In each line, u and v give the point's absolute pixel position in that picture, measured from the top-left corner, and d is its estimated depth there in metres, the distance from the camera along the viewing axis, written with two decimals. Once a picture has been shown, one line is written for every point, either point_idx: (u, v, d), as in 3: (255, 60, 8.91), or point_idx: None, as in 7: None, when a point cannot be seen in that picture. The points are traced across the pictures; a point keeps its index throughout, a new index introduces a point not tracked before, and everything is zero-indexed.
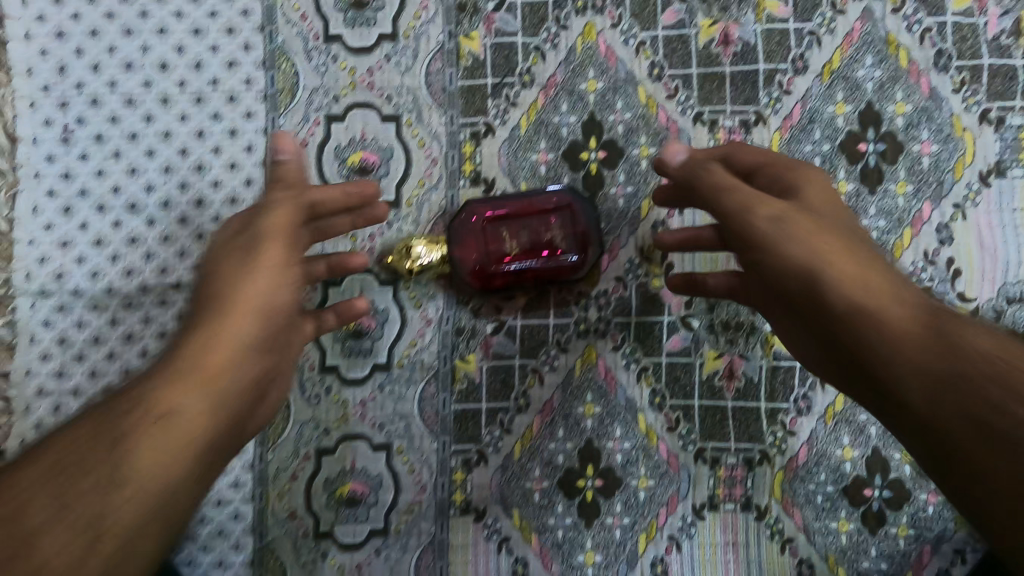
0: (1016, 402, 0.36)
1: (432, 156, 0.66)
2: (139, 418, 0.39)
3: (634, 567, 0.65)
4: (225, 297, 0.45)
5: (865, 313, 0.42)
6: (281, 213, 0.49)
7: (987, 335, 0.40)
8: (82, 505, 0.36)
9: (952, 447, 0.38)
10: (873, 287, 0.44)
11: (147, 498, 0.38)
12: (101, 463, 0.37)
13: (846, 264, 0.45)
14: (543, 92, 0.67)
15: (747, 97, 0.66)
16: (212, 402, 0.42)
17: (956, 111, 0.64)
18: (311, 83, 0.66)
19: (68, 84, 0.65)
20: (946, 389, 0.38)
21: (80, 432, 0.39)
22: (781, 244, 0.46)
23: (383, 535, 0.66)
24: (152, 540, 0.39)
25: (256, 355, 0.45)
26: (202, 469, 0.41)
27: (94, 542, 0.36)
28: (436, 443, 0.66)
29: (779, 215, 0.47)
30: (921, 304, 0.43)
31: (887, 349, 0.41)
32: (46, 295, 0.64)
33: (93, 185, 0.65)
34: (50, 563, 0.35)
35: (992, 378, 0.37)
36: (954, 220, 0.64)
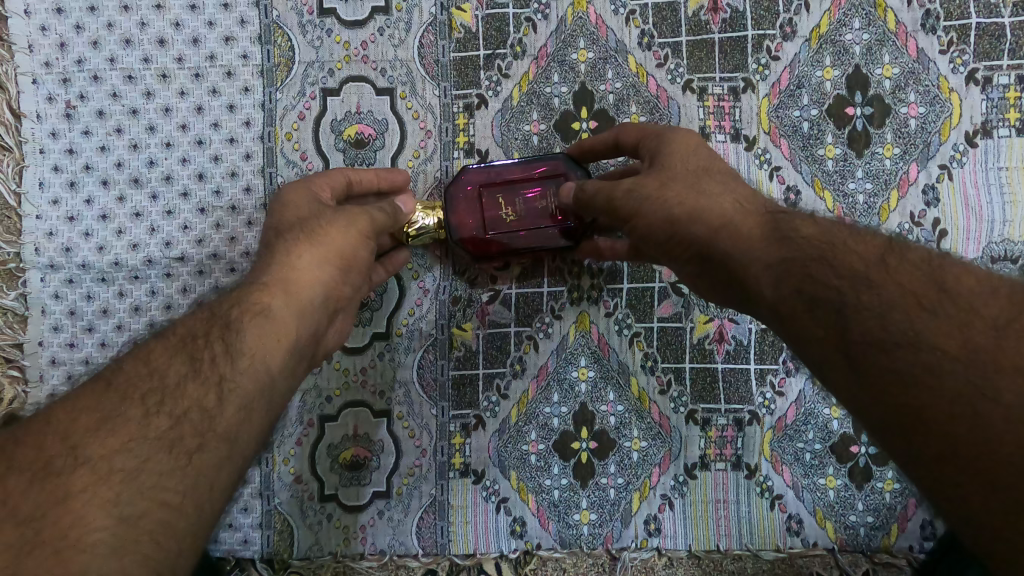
0: (840, 277, 0.41)
1: (426, 128, 0.67)
2: (251, 310, 0.47)
3: (628, 524, 0.67)
4: (321, 231, 0.53)
5: (725, 229, 0.47)
6: (379, 209, 0.57)
7: (820, 226, 0.45)
8: (214, 369, 0.44)
9: (797, 330, 0.42)
10: (722, 207, 0.48)
11: (261, 370, 0.45)
12: (227, 338, 0.45)
13: (694, 198, 0.49)
14: (535, 62, 0.67)
15: (736, 63, 0.66)
16: (305, 306, 0.50)
17: (943, 72, 0.65)
18: (306, 57, 0.67)
19: (69, 61, 0.66)
20: (788, 276, 0.43)
21: (200, 320, 0.47)
22: (643, 205, 0.50)
23: (386, 498, 0.68)
24: (261, 412, 0.45)
25: (341, 279, 0.53)
26: (296, 361, 0.49)
27: (222, 399, 0.43)
28: (435, 408, 0.68)
29: (635, 181, 0.51)
30: (769, 213, 0.48)
31: (744, 258, 0.46)
32: (56, 269, 0.66)
33: (96, 160, 0.66)
34: (190, 411, 0.42)
35: (822, 261, 0.42)
36: (940, 181, 0.65)
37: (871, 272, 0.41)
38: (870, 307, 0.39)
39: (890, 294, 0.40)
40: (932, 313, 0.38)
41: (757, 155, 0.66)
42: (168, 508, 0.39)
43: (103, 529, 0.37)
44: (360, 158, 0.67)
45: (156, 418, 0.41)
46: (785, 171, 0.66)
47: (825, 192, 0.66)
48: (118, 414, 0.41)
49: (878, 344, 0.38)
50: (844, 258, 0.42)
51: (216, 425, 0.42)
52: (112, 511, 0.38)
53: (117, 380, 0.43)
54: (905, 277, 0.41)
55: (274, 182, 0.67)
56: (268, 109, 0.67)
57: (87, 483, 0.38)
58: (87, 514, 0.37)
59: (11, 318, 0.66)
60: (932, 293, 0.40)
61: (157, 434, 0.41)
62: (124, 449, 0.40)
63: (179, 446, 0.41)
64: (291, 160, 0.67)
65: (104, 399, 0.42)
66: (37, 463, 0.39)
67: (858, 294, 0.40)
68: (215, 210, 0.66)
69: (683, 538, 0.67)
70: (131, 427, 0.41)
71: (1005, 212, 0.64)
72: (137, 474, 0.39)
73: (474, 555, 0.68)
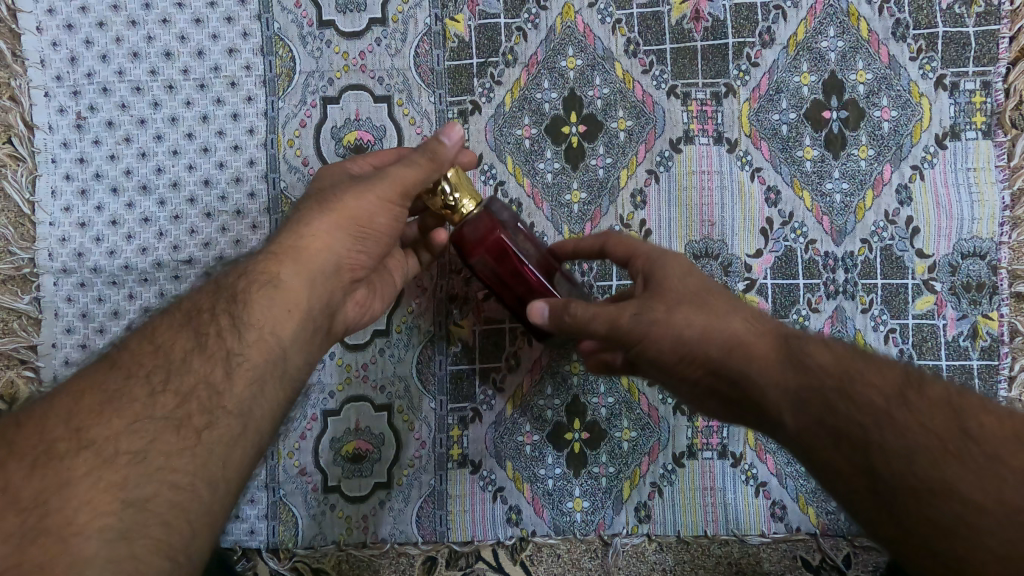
0: (862, 412, 0.43)
1: (423, 133, 0.70)
2: (261, 282, 0.50)
3: (620, 511, 0.70)
4: (333, 202, 0.54)
5: (738, 350, 0.48)
6: (412, 170, 0.53)
7: (834, 350, 0.47)
8: (221, 344, 0.47)
9: (823, 461, 0.45)
10: (733, 325, 0.49)
11: (268, 343, 0.48)
12: (234, 314, 0.48)
13: (707, 320, 0.49)
14: (526, 70, 0.70)
15: (717, 70, 0.70)
16: (315, 276, 0.52)
17: (913, 78, 0.68)
18: (307, 67, 0.70)
19: (79, 74, 0.69)
20: (810, 410, 0.45)
21: (207, 293, 0.50)
22: (650, 326, 0.50)
23: (387, 488, 0.71)
24: (272, 386, 0.48)
25: (351, 252, 0.55)
26: (307, 331, 0.51)
27: (230, 375, 0.46)
28: (433, 402, 0.71)
29: (637, 306, 0.51)
30: (780, 333, 0.49)
31: (762, 386, 0.47)
32: (68, 273, 0.68)
33: (106, 168, 0.69)
34: (197, 387, 0.45)
35: (841, 395, 0.44)
36: (912, 181, 0.69)
37: (896, 411, 0.43)
38: (895, 449, 0.42)
39: (915, 433, 0.42)
40: (959, 458, 0.40)
41: (739, 157, 0.70)
42: (178, 489, 0.42)
43: (111, 514, 0.40)
44: None
45: (162, 396, 0.44)
46: (765, 172, 0.69)
47: (804, 193, 0.69)
48: (125, 393, 0.44)
49: (907, 488, 0.41)
50: (865, 393, 0.44)
51: (225, 401, 0.45)
52: (118, 495, 0.40)
53: (122, 358, 0.46)
54: (928, 415, 0.42)
55: (277, 187, 0.70)
56: (271, 117, 0.70)
57: (90, 468, 0.41)
58: (93, 496, 0.40)
59: (25, 321, 0.68)
60: (957, 437, 0.41)
61: (165, 414, 0.44)
62: (129, 430, 0.42)
63: (187, 425, 0.44)
64: (293, 165, 0.70)
65: (111, 377, 0.45)
66: (40, 447, 0.41)
67: (883, 434, 0.42)
68: (220, 214, 0.69)
69: (672, 525, 0.70)
70: (138, 407, 0.43)
71: (974, 210, 0.68)
72: (144, 457, 0.42)
73: (472, 542, 0.71)
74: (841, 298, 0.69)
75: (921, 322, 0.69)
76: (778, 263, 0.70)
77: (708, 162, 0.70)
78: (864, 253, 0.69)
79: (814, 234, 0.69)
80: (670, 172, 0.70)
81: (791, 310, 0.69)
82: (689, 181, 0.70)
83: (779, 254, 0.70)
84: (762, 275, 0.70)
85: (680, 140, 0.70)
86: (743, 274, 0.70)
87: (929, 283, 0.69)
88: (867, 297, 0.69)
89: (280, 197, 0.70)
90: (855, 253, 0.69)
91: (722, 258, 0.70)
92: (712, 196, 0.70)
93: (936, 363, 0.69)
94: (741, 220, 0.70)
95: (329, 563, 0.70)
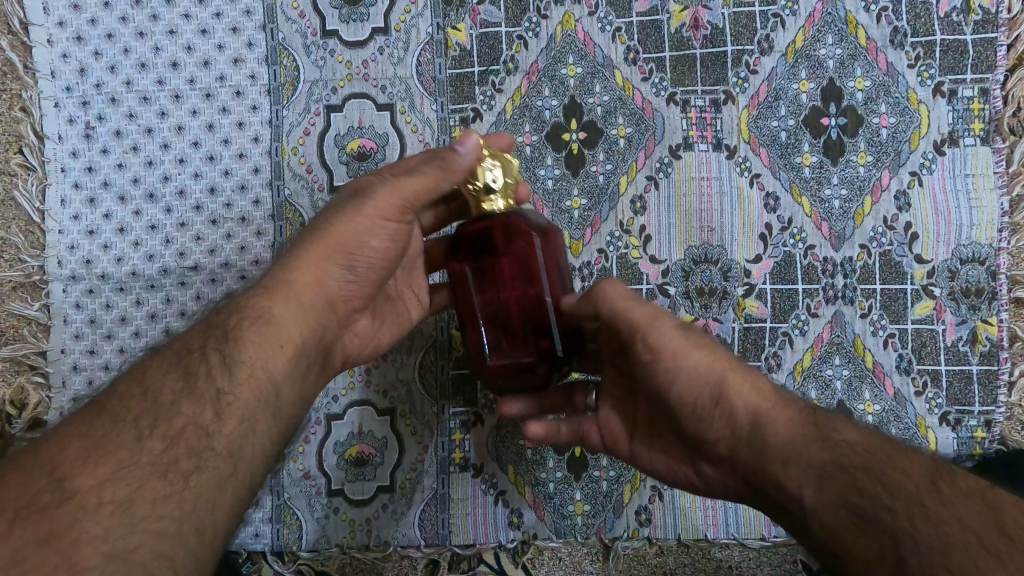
0: (892, 496, 0.42)
1: (425, 140, 0.71)
2: (250, 318, 0.50)
3: (620, 515, 0.71)
4: (325, 233, 0.54)
5: (761, 417, 0.49)
6: (424, 177, 0.54)
7: (866, 434, 0.46)
8: (210, 384, 0.46)
9: (844, 547, 0.42)
10: (762, 391, 0.50)
11: (259, 379, 0.48)
12: (223, 351, 0.48)
13: (741, 379, 0.51)
14: (526, 78, 0.71)
15: (716, 77, 0.70)
16: (305, 307, 0.52)
17: (911, 85, 0.69)
18: (311, 76, 0.71)
19: (88, 84, 0.70)
20: (832, 485, 0.44)
21: (196, 333, 0.50)
22: (684, 352, 0.52)
23: (389, 492, 0.71)
24: (263, 424, 0.48)
25: (342, 284, 0.55)
26: (300, 367, 0.51)
27: (220, 415, 0.46)
28: (435, 406, 0.72)
29: (681, 326, 0.54)
30: (806, 406, 0.49)
31: (785, 452, 0.46)
32: (77, 280, 0.70)
33: (114, 177, 0.70)
34: (186, 430, 0.44)
35: (869, 473, 0.43)
36: (911, 187, 0.69)
37: (928, 499, 0.41)
38: (927, 540, 0.40)
39: (947, 525, 0.40)
40: (997, 560, 0.38)
41: (738, 163, 0.70)
42: (163, 536, 0.41)
43: (92, 568, 0.38)
44: (363, 170, 0.71)
45: (150, 441, 0.44)
46: (764, 178, 0.70)
47: (803, 198, 0.70)
48: (111, 440, 0.43)
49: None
50: (895, 475, 0.43)
51: (215, 442, 0.45)
52: (100, 548, 0.39)
53: (111, 404, 0.45)
54: (962, 508, 0.41)
55: (281, 195, 0.71)
56: (275, 125, 0.71)
57: (74, 519, 0.40)
58: (74, 551, 0.39)
59: (35, 327, 0.70)
60: (994, 538, 0.39)
61: (151, 459, 0.43)
62: (114, 479, 0.42)
63: (174, 470, 0.43)
64: (297, 173, 0.71)
65: (99, 423, 0.44)
66: (22, 499, 0.40)
67: (914, 523, 0.40)
68: (226, 221, 0.70)
69: (673, 528, 0.71)
70: (123, 453, 0.43)
71: (973, 216, 0.68)
72: (128, 504, 0.41)
73: (474, 546, 0.71)
74: (840, 303, 0.70)
75: (920, 327, 0.69)
76: (777, 268, 0.70)
77: (707, 169, 0.71)
78: (863, 258, 0.70)
79: (813, 239, 0.70)
80: (670, 178, 0.71)
81: (791, 315, 0.70)
82: (689, 188, 0.71)
83: (778, 260, 0.70)
84: (761, 280, 0.70)
85: (679, 147, 0.71)
86: (742, 280, 0.70)
87: (928, 288, 0.69)
88: (866, 302, 0.70)
89: (285, 204, 0.71)
90: (854, 258, 0.70)
91: (721, 264, 0.70)
92: (711, 202, 0.71)
93: (935, 368, 0.69)
94: (740, 226, 0.70)
95: (332, 565, 0.71)
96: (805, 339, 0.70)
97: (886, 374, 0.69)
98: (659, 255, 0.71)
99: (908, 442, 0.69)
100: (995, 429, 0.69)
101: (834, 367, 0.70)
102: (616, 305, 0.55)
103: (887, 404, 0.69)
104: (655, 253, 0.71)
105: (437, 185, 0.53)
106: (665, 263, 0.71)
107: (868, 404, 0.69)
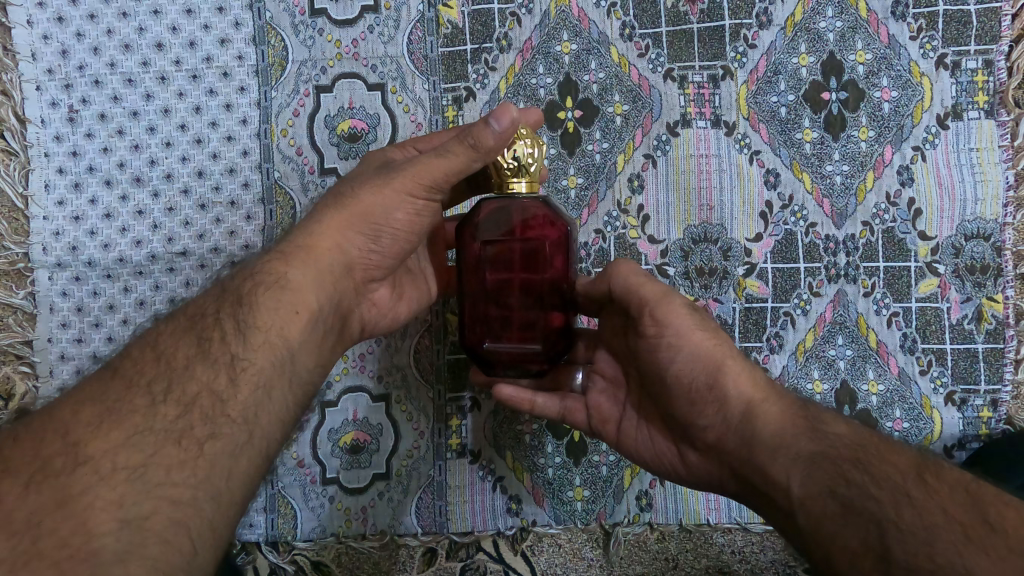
0: (879, 487, 0.41)
1: (417, 121, 0.70)
2: (266, 283, 0.50)
3: (621, 500, 0.70)
4: (345, 199, 0.54)
5: (754, 407, 0.48)
6: (456, 158, 0.51)
7: (855, 428, 0.46)
8: (224, 349, 0.46)
9: (829, 537, 0.41)
10: (755, 380, 0.50)
11: (275, 345, 0.47)
12: (238, 316, 0.48)
13: (739, 368, 0.50)
14: (520, 55, 0.70)
15: (714, 52, 0.69)
16: (323, 274, 0.52)
17: (914, 58, 0.67)
18: (299, 56, 0.70)
19: (71, 67, 0.68)
20: (819, 475, 0.43)
21: (211, 298, 0.49)
22: (690, 333, 0.51)
23: (385, 479, 0.70)
24: (279, 390, 0.47)
25: (363, 252, 0.55)
26: (317, 332, 0.51)
27: (234, 380, 0.45)
28: (431, 391, 0.70)
29: (689, 307, 0.53)
30: (798, 400, 0.49)
31: (776, 441, 0.46)
32: (63, 267, 0.68)
33: (99, 162, 0.69)
34: (200, 395, 0.44)
35: (857, 463, 0.43)
36: (914, 162, 0.68)
37: (915, 490, 0.40)
38: (912, 530, 0.38)
39: (934, 517, 0.38)
40: (982, 551, 0.37)
41: (737, 140, 0.69)
42: (180, 504, 0.40)
43: (107, 534, 0.38)
44: (354, 151, 0.69)
45: (164, 407, 0.43)
46: (764, 155, 0.69)
47: (804, 175, 0.68)
48: (123, 405, 0.43)
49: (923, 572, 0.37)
50: (881, 466, 0.42)
51: (229, 408, 0.44)
52: (115, 514, 0.38)
53: (125, 368, 0.45)
54: (949, 500, 0.39)
55: (271, 177, 0.69)
56: (263, 107, 0.69)
57: (88, 484, 0.39)
58: (87, 517, 0.38)
59: (21, 316, 0.68)
60: (980, 529, 0.38)
61: (165, 425, 0.42)
62: (128, 444, 0.41)
63: (188, 437, 0.42)
64: (287, 155, 0.69)
65: (111, 389, 0.44)
66: (35, 465, 0.39)
67: (900, 512, 0.39)
68: (215, 206, 0.69)
69: (674, 513, 0.70)
70: (137, 418, 0.42)
71: (977, 191, 0.67)
72: (141, 472, 0.40)
73: (472, 533, 0.70)
74: (843, 282, 0.68)
75: (924, 305, 0.68)
76: (778, 247, 0.69)
77: (706, 146, 0.69)
78: (865, 235, 0.68)
79: (815, 217, 0.68)
80: (668, 156, 0.69)
81: (793, 295, 0.69)
82: (687, 165, 0.69)
83: (779, 238, 0.69)
84: (762, 259, 0.69)
85: (677, 124, 0.69)
86: (742, 259, 0.69)
87: (932, 265, 0.68)
88: (869, 280, 0.68)
89: (274, 186, 0.69)
90: (856, 236, 0.68)
91: (721, 243, 0.69)
92: (710, 179, 0.69)
93: (940, 347, 0.68)
94: (740, 204, 0.69)
95: (328, 555, 0.70)
96: (807, 319, 0.69)
97: (890, 353, 0.68)
98: (658, 235, 0.69)
99: (914, 422, 0.68)
100: (1001, 409, 0.67)
101: (837, 347, 0.68)
102: (627, 283, 0.53)
103: (891, 384, 0.68)
104: (653, 233, 0.69)
105: (469, 166, 0.51)
106: (664, 243, 0.69)
107: (872, 383, 0.68)
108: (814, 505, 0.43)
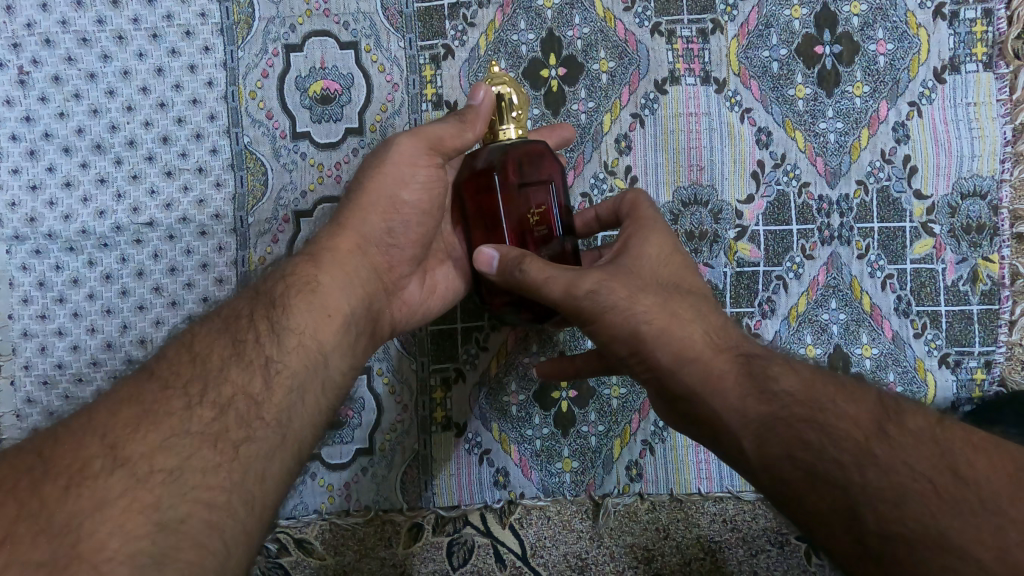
0: (840, 449, 0.39)
1: (393, 81, 0.66)
2: (299, 286, 0.48)
3: (610, 471, 0.68)
4: (365, 193, 0.53)
5: (691, 364, 0.45)
6: (444, 128, 0.53)
7: (805, 376, 0.43)
8: (259, 351, 0.45)
9: (796, 501, 0.40)
10: (692, 337, 0.46)
11: (309, 348, 0.46)
12: (272, 318, 0.46)
13: (662, 328, 0.46)
14: (500, 10, 0.66)
15: (703, 4, 0.66)
16: (351, 275, 0.51)
17: (910, 8, 0.65)
18: (266, 13, 0.66)
19: (18, 25, 0.64)
20: (775, 439, 0.41)
21: (245, 300, 0.48)
22: (604, 314, 0.47)
23: (369, 454, 0.68)
24: (312, 394, 0.46)
25: (381, 248, 0.54)
26: (350, 335, 0.49)
27: (269, 384, 0.44)
28: (415, 364, 0.68)
29: (599, 283, 0.47)
30: (741, 352, 0.46)
31: (722, 405, 0.43)
32: (21, 240, 0.65)
33: (55, 127, 0.65)
34: (236, 399, 0.42)
35: (813, 423, 0.41)
36: (910, 118, 0.65)
37: (877, 449, 0.39)
38: (878, 492, 0.38)
39: (902, 476, 0.38)
40: (953, 506, 0.37)
41: (728, 97, 0.66)
42: (214, 507, 0.38)
43: (143, 537, 0.35)
44: (327, 114, 0.66)
45: (200, 408, 0.41)
46: (756, 112, 0.66)
47: (796, 133, 0.66)
48: (159, 406, 0.40)
49: (896, 537, 0.37)
50: (838, 425, 0.40)
51: (264, 412, 0.42)
52: (151, 516, 0.36)
53: (160, 369, 0.43)
54: (914, 453, 0.39)
55: (240, 143, 0.66)
56: (229, 68, 0.65)
57: (124, 488, 0.36)
58: (125, 519, 0.35)
59: None
60: (950, 482, 0.38)
61: (201, 427, 0.40)
62: (165, 446, 0.39)
63: (224, 439, 0.40)
64: (256, 119, 0.66)
65: (146, 389, 0.41)
66: (74, 466, 0.37)
67: (865, 474, 0.38)
68: (182, 172, 0.65)
69: (665, 483, 0.68)
70: (174, 420, 0.40)
71: (975, 147, 0.65)
72: (178, 474, 0.38)
73: (459, 507, 0.68)
74: (837, 244, 0.66)
75: (920, 267, 0.66)
76: (771, 208, 0.66)
77: (696, 104, 0.66)
78: (860, 195, 0.66)
79: (808, 177, 0.66)
80: (656, 115, 0.66)
81: (785, 258, 0.67)
82: (677, 125, 0.66)
83: (770, 199, 0.66)
84: (754, 222, 0.67)
85: (666, 81, 0.66)
86: (734, 221, 0.67)
87: (928, 226, 0.66)
88: (863, 242, 0.66)
89: (245, 152, 0.66)
90: (850, 196, 0.66)
91: (711, 205, 0.67)
92: (700, 139, 0.66)
93: (935, 310, 0.66)
94: (731, 165, 0.66)
95: (312, 532, 0.68)
96: (801, 282, 0.67)
97: (884, 317, 0.66)
98: None
99: (907, 386, 0.67)
100: (995, 370, 0.66)
101: (831, 311, 0.66)
102: (534, 283, 0.47)
103: (885, 348, 0.67)
104: None
105: (460, 136, 0.53)
106: None
107: (865, 347, 0.67)
108: (776, 473, 0.41)
